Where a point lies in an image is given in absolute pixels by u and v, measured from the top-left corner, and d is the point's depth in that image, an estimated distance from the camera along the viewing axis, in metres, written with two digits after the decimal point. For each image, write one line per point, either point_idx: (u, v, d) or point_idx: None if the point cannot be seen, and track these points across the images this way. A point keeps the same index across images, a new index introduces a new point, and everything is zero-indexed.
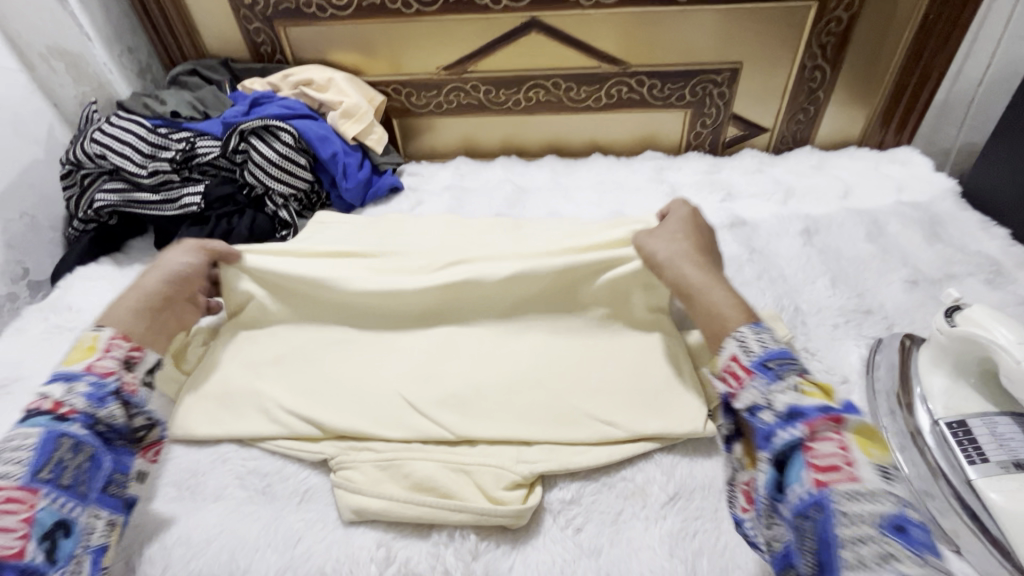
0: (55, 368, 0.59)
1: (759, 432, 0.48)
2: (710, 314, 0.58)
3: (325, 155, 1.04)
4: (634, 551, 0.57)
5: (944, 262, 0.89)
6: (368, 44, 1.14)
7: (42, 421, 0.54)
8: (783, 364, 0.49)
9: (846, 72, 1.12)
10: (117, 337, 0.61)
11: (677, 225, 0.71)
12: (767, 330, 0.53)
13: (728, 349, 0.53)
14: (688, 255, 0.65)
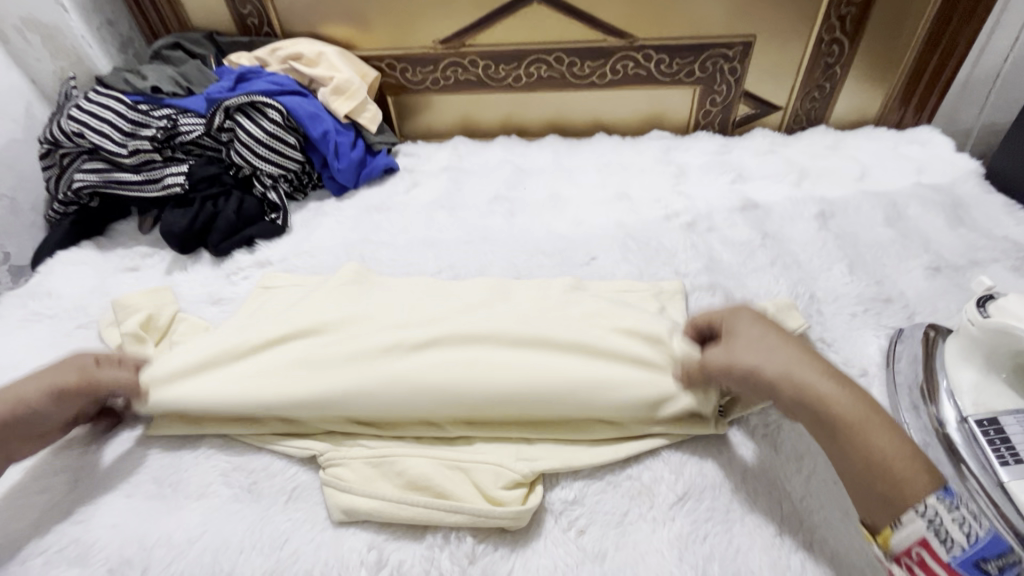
0: None
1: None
2: (893, 468, 0.47)
3: (315, 134, 0.99)
4: (641, 555, 0.54)
5: (967, 247, 0.85)
6: (360, 16, 1.08)
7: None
8: (1003, 565, 0.43)
9: (865, 46, 1.06)
10: None
11: (768, 325, 0.58)
12: (972, 509, 0.45)
13: (917, 530, 0.45)
14: (820, 368, 0.52)
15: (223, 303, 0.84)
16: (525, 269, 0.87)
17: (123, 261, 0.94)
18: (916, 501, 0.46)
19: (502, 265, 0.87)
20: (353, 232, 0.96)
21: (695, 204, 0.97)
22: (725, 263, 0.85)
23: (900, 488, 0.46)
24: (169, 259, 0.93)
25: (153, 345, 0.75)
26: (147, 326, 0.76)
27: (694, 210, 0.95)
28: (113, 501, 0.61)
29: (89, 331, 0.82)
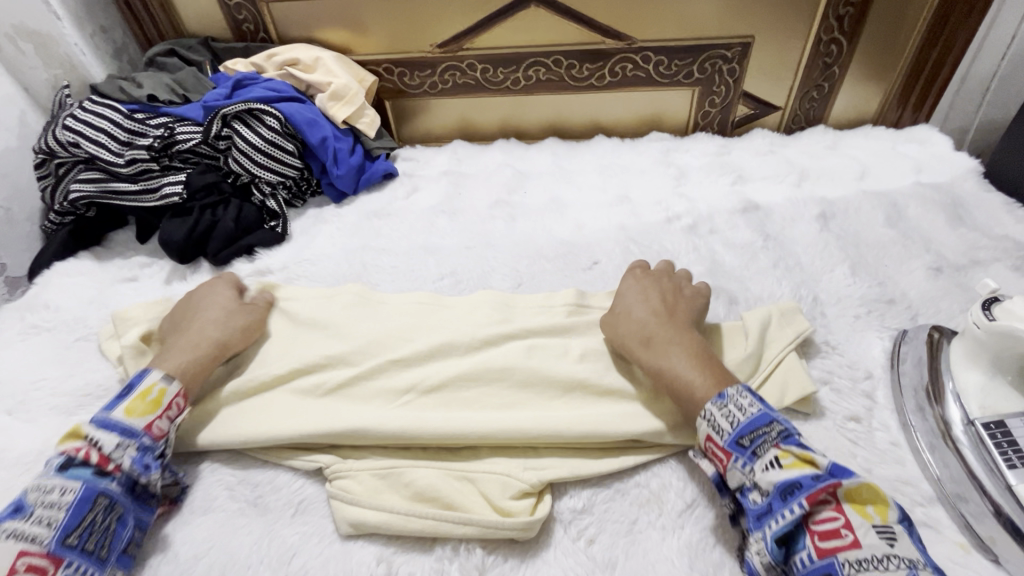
0: (110, 413, 0.59)
1: (751, 511, 0.51)
2: (682, 389, 0.58)
3: (313, 140, 0.98)
4: (650, 564, 0.54)
5: (968, 246, 0.85)
6: (357, 21, 1.07)
7: (85, 476, 0.55)
8: (756, 437, 0.53)
9: (863, 45, 1.06)
10: (179, 398, 0.63)
11: (635, 287, 0.70)
12: (740, 400, 0.55)
13: (701, 428, 0.56)
14: (643, 324, 0.64)
15: None
16: (528, 274, 0.87)
17: (122, 272, 0.93)
18: (699, 411, 0.56)
19: (504, 270, 0.87)
20: (353, 239, 0.96)
21: (696, 206, 0.97)
22: (728, 266, 0.85)
23: (688, 405, 0.57)
24: (167, 269, 0.92)
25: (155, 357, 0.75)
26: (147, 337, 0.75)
27: (695, 212, 0.95)
28: None
29: (88, 343, 0.81)
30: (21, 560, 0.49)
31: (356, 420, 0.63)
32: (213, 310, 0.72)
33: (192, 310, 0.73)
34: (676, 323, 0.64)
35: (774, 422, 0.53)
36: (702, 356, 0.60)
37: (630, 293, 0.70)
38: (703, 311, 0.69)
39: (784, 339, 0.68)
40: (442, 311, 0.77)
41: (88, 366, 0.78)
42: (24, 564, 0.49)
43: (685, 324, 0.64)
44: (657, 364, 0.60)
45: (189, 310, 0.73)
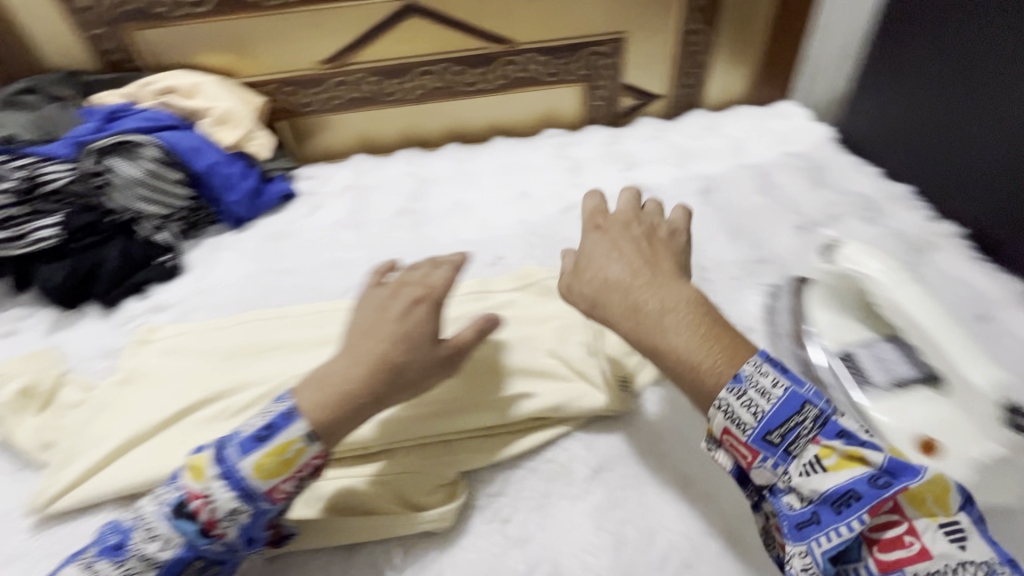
0: (240, 460, 0.51)
1: (786, 517, 0.44)
2: (686, 369, 0.47)
3: (200, 167, 0.96)
4: (563, 531, 0.57)
5: (826, 204, 0.95)
6: (236, 42, 1.05)
7: (189, 533, 0.50)
8: (790, 432, 0.44)
9: (721, 33, 1.16)
10: (316, 459, 0.53)
11: (603, 241, 0.59)
12: (760, 381, 0.44)
13: (717, 420, 0.46)
14: (623, 292, 0.53)
15: (117, 356, 0.80)
16: None
17: None
18: (712, 399, 0.45)
19: None
20: (254, 263, 0.94)
21: (591, 194, 1.03)
22: None
23: (695, 388, 0.46)
24: (49, 319, 0.86)
25: (38, 412, 0.71)
26: (28, 392, 0.71)
27: None
28: None
29: None
30: None
31: None
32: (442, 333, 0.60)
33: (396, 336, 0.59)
34: (661, 280, 0.52)
35: (805, 404, 0.44)
36: (704, 320, 0.48)
37: (597, 248, 0.58)
38: (683, 250, 0.62)
39: None
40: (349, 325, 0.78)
41: None
42: None
43: (671, 278, 0.52)
44: (652, 337, 0.49)
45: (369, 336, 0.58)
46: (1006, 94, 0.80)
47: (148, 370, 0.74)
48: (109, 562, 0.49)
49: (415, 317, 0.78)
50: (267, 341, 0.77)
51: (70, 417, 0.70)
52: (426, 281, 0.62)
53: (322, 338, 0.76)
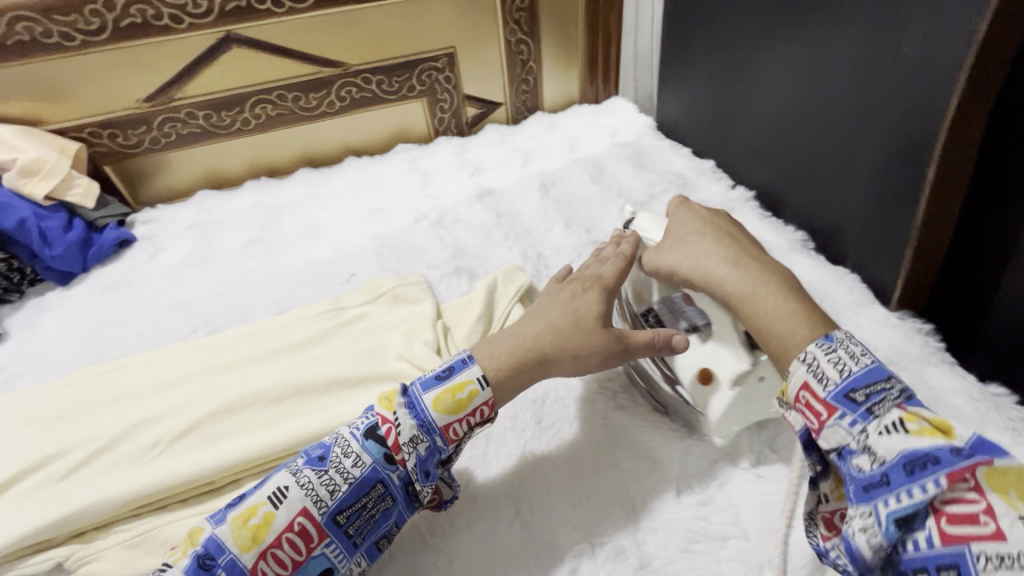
0: (423, 394, 0.55)
1: (852, 478, 0.42)
2: (777, 324, 0.52)
3: (8, 224, 0.88)
4: (414, 519, 0.61)
5: (647, 186, 1.07)
6: (36, 88, 0.98)
7: (377, 454, 0.52)
8: (875, 394, 0.44)
9: (544, 41, 1.27)
10: (485, 406, 0.56)
11: (697, 225, 0.66)
12: (850, 346, 0.47)
13: (798, 375, 0.47)
14: (724, 267, 0.58)
15: None
16: (289, 303, 0.89)
17: None
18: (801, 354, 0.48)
19: (262, 306, 0.88)
20: (86, 318, 0.88)
21: (441, 202, 1.07)
22: (470, 247, 0.96)
23: (783, 343, 0.51)
24: None
25: None
26: None
27: (440, 208, 1.05)
28: None
29: None
30: (298, 519, 0.49)
31: (96, 495, 0.60)
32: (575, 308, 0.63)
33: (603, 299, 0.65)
34: (764, 263, 0.58)
35: (893, 377, 0.45)
36: (796, 291, 0.54)
37: (692, 230, 0.66)
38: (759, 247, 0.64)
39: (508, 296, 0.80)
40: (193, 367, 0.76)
41: None
42: (298, 526, 0.49)
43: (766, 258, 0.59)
44: (745, 293, 0.55)
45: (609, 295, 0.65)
46: (755, 81, 0.96)
47: None
48: (315, 472, 0.51)
49: (264, 344, 0.78)
50: (100, 396, 0.72)
51: None
52: (596, 274, 0.67)
53: (162, 384, 0.74)
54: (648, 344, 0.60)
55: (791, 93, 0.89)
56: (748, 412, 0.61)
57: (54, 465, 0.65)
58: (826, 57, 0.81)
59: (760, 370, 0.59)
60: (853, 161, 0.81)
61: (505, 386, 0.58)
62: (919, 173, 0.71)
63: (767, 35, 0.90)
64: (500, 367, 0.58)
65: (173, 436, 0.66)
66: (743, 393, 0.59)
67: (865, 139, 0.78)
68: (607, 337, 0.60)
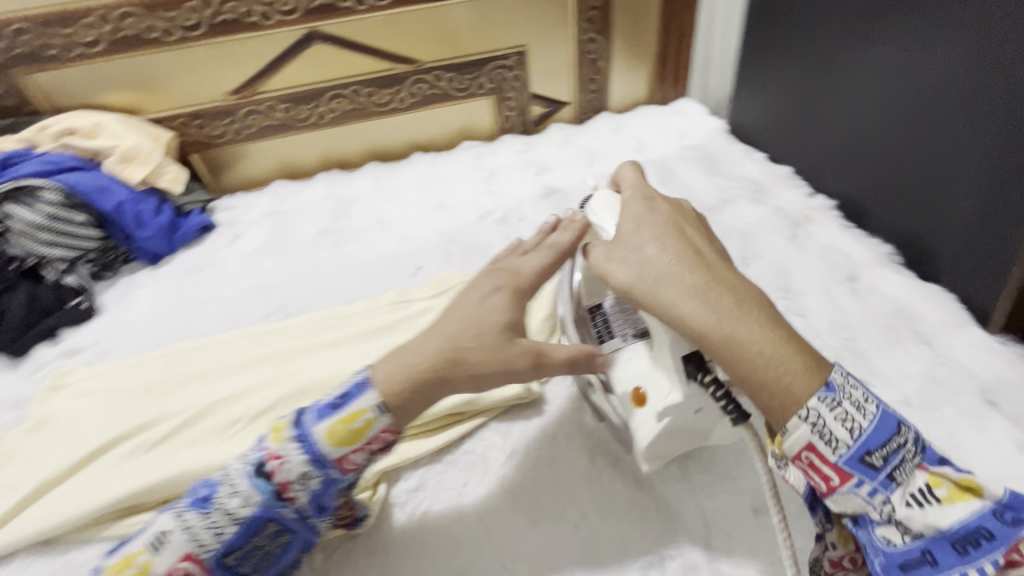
0: (315, 426, 0.51)
1: (881, 551, 0.41)
2: (761, 372, 0.42)
3: (107, 207, 0.94)
4: (479, 516, 0.60)
5: (719, 191, 1.04)
6: (137, 79, 1.05)
7: (265, 493, 0.50)
8: (894, 455, 0.41)
9: (615, 40, 1.24)
10: (385, 433, 0.52)
11: (659, 224, 0.53)
12: (852, 394, 0.42)
13: (801, 434, 0.42)
14: (687, 283, 0.47)
15: (28, 405, 0.77)
16: (359, 294, 0.91)
17: None
18: (795, 403, 0.42)
19: (333, 295, 0.91)
20: (173, 297, 0.93)
21: (506, 200, 1.08)
22: None
23: (779, 395, 0.42)
24: None
25: None
26: None
27: (505, 206, 1.05)
28: None
29: None
30: (182, 563, 0.49)
31: (185, 465, 0.64)
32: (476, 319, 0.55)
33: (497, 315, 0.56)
34: (729, 275, 0.48)
35: (901, 424, 0.42)
36: (777, 319, 0.45)
37: (645, 233, 0.53)
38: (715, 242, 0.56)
39: None
40: (270, 350, 0.79)
41: None
42: (184, 570, 0.49)
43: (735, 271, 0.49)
44: (723, 331, 0.44)
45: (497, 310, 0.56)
46: (846, 85, 0.91)
47: (62, 414, 0.73)
48: (197, 515, 0.49)
49: (337, 332, 0.80)
50: (186, 372, 0.77)
51: None
52: (514, 267, 0.60)
53: (242, 365, 0.77)
54: (562, 362, 0.54)
55: (875, 115, 0.86)
56: (679, 439, 0.57)
57: (144, 434, 0.69)
58: (932, 62, 0.76)
59: (697, 400, 0.52)
60: (933, 193, 0.79)
61: (407, 408, 0.52)
62: (1009, 215, 0.70)
63: (864, 38, 0.85)
64: (394, 384, 0.52)
65: (253, 414, 0.69)
66: (677, 423, 0.54)
67: (951, 173, 0.76)
68: (516, 351, 0.54)
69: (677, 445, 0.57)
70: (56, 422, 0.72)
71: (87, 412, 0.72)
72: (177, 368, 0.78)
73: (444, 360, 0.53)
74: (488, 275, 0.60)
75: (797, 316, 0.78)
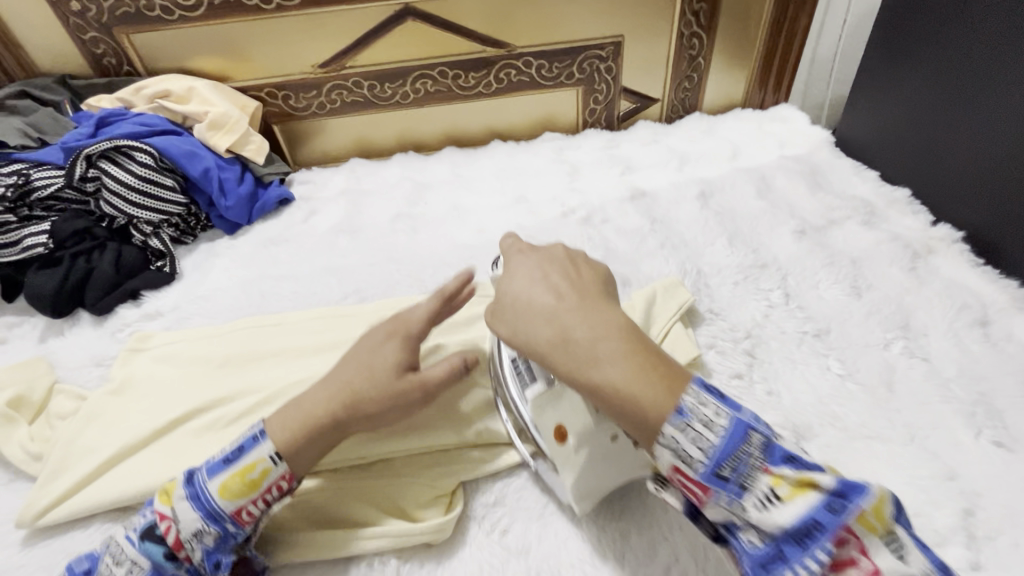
0: (205, 482, 0.52)
1: (749, 556, 0.42)
2: (625, 403, 0.43)
3: (195, 172, 0.94)
4: (562, 542, 0.56)
5: (825, 209, 0.95)
6: (230, 46, 1.04)
7: (156, 556, 0.50)
8: (739, 463, 0.42)
9: (720, 36, 1.15)
10: (281, 480, 0.53)
11: (537, 261, 0.54)
12: (702, 411, 0.43)
13: (664, 458, 0.44)
14: (552, 325, 0.47)
15: (109, 364, 0.78)
16: (434, 284, 0.88)
17: None
18: (656, 428, 0.43)
19: (408, 282, 0.88)
20: (251, 269, 0.92)
21: (589, 198, 1.02)
22: (621, 251, 0.90)
23: (643, 422, 0.43)
24: (40, 326, 0.84)
25: (28, 422, 0.70)
26: (20, 402, 0.70)
27: (588, 205, 1.00)
28: None
29: None
30: None
31: None
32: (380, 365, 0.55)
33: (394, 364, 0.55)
34: (590, 310, 0.48)
35: (750, 431, 0.43)
36: (634, 343, 0.46)
37: (516, 279, 0.52)
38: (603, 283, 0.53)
39: (668, 313, 0.74)
40: (346, 335, 0.77)
41: None
42: None
43: (604, 296, 0.50)
44: (585, 372, 0.45)
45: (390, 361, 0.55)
46: (959, 105, 0.85)
47: (142, 379, 0.73)
48: None
49: None
50: (263, 348, 0.75)
51: (59, 427, 0.68)
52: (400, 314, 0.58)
53: (318, 348, 0.75)
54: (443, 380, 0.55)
55: (941, 130, 0.89)
56: (604, 472, 0.55)
57: (222, 409, 0.68)
58: (1008, 107, 0.78)
59: (610, 425, 0.54)
60: (962, 218, 0.87)
61: (300, 451, 0.54)
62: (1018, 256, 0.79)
63: (999, 57, 0.79)
64: (285, 429, 0.54)
65: None
66: (597, 452, 0.54)
67: (985, 209, 0.83)
68: (405, 389, 0.54)
69: (605, 479, 0.55)
70: (136, 385, 0.72)
71: (166, 379, 0.72)
72: (254, 343, 0.76)
73: (340, 406, 0.54)
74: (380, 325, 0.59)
75: (918, 360, 0.70)
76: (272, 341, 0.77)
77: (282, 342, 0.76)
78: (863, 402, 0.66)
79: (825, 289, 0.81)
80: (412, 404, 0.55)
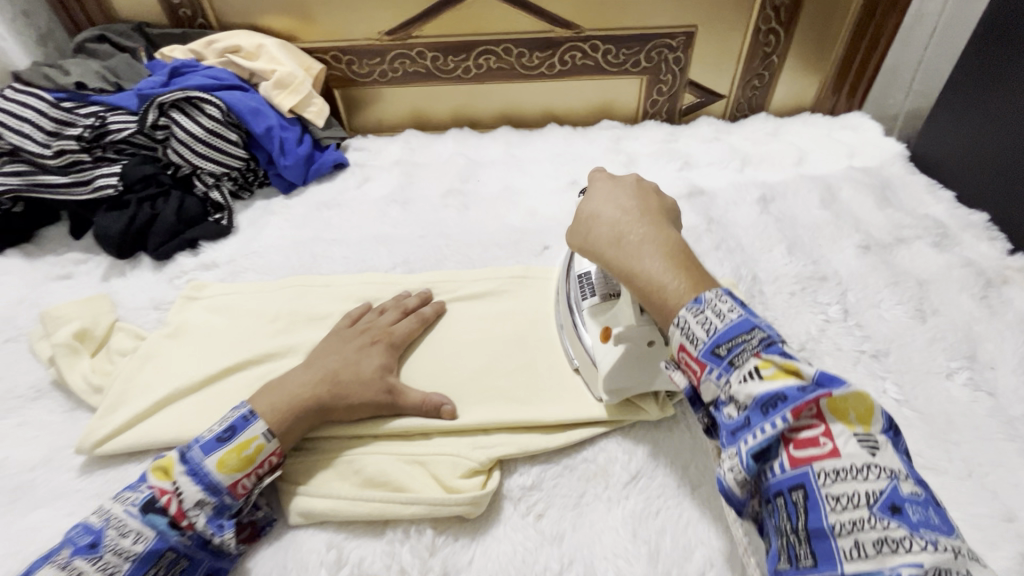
0: (203, 459, 0.54)
1: (724, 427, 0.42)
2: (652, 293, 0.47)
3: (259, 129, 0.95)
4: (597, 535, 0.56)
5: (894, 226, 0.90)
6: (301, 6, 1.05)
7: (161, 525, 0.51)
8: (736, 346, 0.42)
9: (799, 34, 1.10)
10: (274, 457, 0.57)
11: (609, 181, 0.57)
12: (718, 303, 0.44)
13: (674, 337, 0.45)
14: (614, 231, 0.52)
15: (166, 309, 0.80)
16: (482, 262, 0.88)
17: (55, 269, 0.87)
18: (672, 314, 0.46)
19: (456, 258, 0.88)
20: (303, 230, 0.94)
21: None
22: None
23: (663, 315, 0.47)
24: (104, 265, 0.88)
25: (90, 355, 0.73)
26: (83, 335, 0.73)
27: None
28: (58, 520, 0.59)
29: (19, 344, 0.77)
30: None
31: None
32: (350, 363, 0.63)
33: (365, 364, 0.64)
34: (653, 224, 0.51)
35: (755, 327, 0.43)
36: (679, 251, 0.49)
37: (596, 195, 0.56)
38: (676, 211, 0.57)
39: None
40: None
41: (18, 367, 0.74)
42: None
43: (666, 219, 0.53)
44: (624, 264, 0.50)
45: (358, 362, 0.64)
46: None
47: (196, 326, 0.75)
48: (84, 561, 0.48)
49: (457, 298, 0.77)
50: (312, 311, 0.77)
51: (118, 363, 0.71)
52: (387, 327, 0.69)
53: None
54: (415, 405, 0.62)
55: (1015, 134, 0.86)
56: (635, 371, 0.59)
57: (274, 365, 0.70)
58: None
59: (649, 332, 0.57)
60: None
61: (293, 432, 0.58)
62: None
63: None
64: (276, 411, 0.58)
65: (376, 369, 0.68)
66: (635, 353, 0.58)
67: None
68: (377, 388, 0.62)
69: (635, 379, 0.60)
70: (191, 332, 0.74)
71: (220, 329, 0.75)
72: (303, 305, 0.78)
73: (326, 392, 0.60)
74: (360, 335, 0.68)
75: (983, 394, 0.67)
76: (320, 303, 0.78)
77: (331, 306, 0.77)
78: (918, 429, 0.64)
79: (886, 309, 0.78)
80: (383, 408, 0.62)
